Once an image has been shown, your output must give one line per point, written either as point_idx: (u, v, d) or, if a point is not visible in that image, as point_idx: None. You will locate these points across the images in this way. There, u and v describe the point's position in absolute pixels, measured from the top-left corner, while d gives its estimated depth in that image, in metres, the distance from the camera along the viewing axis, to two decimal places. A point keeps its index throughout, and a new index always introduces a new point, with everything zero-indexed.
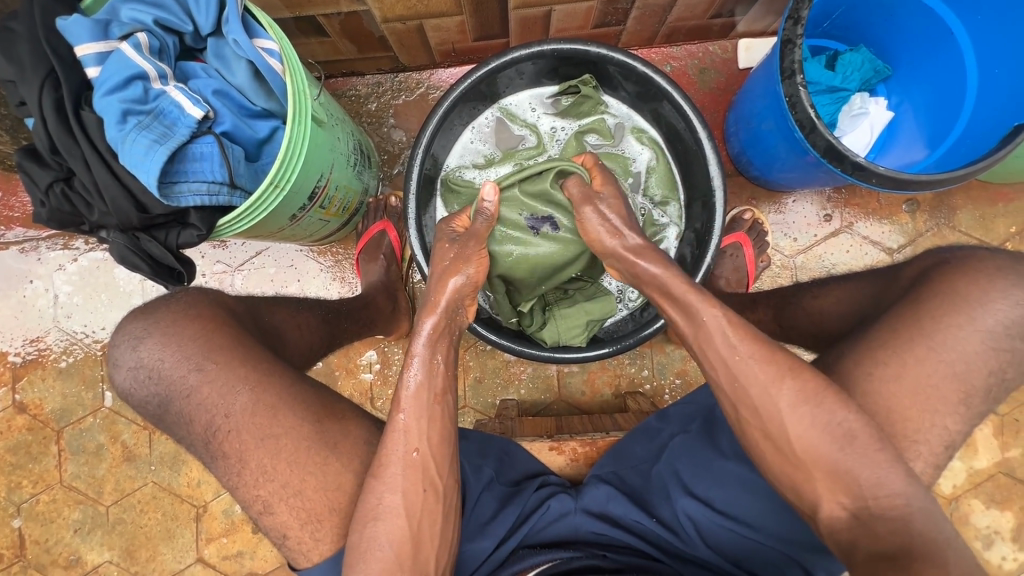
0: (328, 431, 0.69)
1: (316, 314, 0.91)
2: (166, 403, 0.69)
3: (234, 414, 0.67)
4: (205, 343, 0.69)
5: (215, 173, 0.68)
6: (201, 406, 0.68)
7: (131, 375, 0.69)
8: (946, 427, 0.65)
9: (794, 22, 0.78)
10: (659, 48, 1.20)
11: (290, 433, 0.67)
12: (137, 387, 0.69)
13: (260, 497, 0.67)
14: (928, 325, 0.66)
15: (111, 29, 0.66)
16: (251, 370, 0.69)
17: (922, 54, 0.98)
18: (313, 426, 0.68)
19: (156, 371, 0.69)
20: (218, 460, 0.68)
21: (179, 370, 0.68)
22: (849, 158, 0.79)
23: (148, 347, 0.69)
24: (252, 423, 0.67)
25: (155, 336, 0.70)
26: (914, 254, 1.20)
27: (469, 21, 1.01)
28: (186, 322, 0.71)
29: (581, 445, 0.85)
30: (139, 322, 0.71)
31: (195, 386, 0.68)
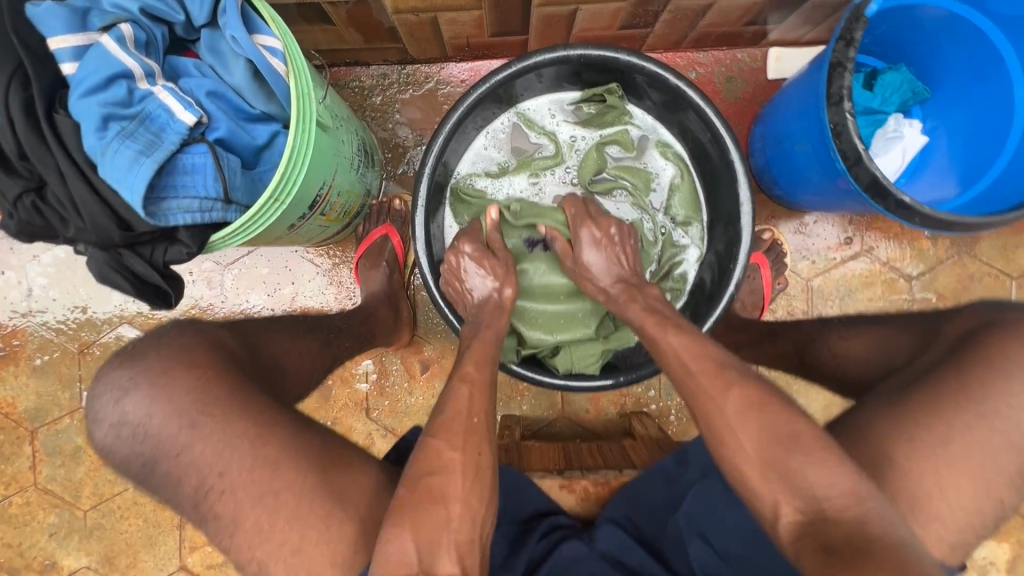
0: (332, 481, 0.63)
1: (319, 339, 0.84)
2: (150, 462, 0.63)
3: (229, 474, 0.62)
4: (198, 398, 0.63)
5: (208, 188, 0.60)
6: (193, 463, 0.62)
7: (113, 432, 0.64)
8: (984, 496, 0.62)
9: (846, 44, 0.72)
10: (685, 52, 1.13)
11: (292, 487, 0.62)
12: (120, 446, 0.64)
13: (255, 557, 0.62)
14: (974, 392, 0.64)
15: (91, 19, 0.58)
16: (248, 426, 0.63)
17: (966, 81, 0.93)
18: (317, 477, 0.63)
19: (141, 430, 0.63)
20: (209, 521, 0.63)
21: (168, 428, 0.63)
22: (894, 195, 0.74)
23: (133, 403, 0.64)
24: (248, 481, 0.62)
25: (142, 390, 0.64)
26: (933, 282, 1.17)
27: (488, 16, 0.93)
28: (175, 372, 0.64)
29: (593, 485, 0.82)
30: (124, 371, 0.65)
31: (186, 444, 0.62)
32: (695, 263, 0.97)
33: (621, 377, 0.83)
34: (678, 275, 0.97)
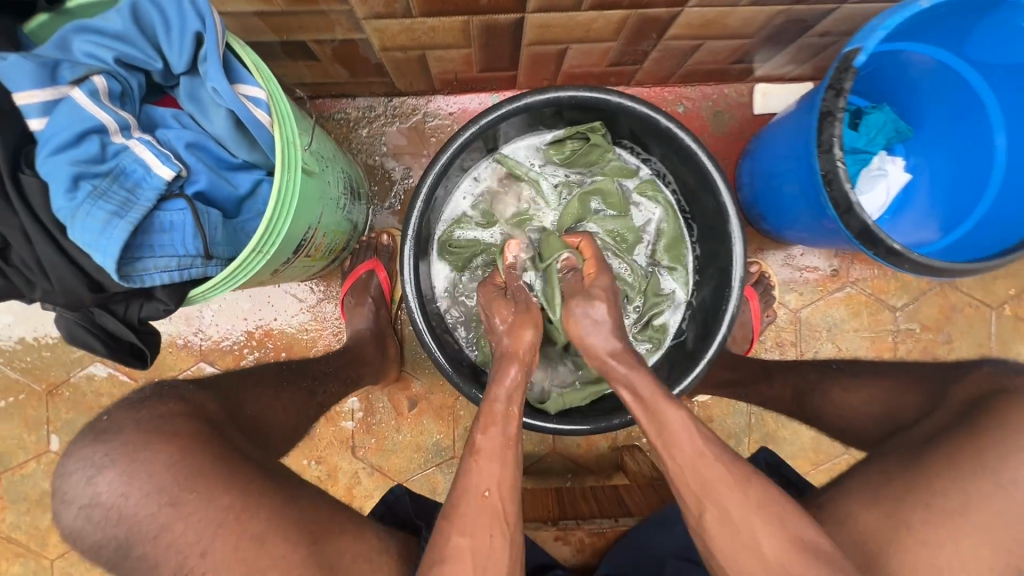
0: (323, 552, 0.57)
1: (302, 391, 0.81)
2: (124, 547, 0.57)
3: (211, 555, 0.55)
4: (179, 472, 0.58)
5: (187, 246, 0.58)
6: (173, 546, 0.56)
7: (84, 515, 0.58)
8: None
9: (836, 93, 0.73)
10: (673, 87, 1.13)
11: None
12: (91, 530, 0.58)
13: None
14: (990, 455, 0.56)
15: (61, 71, 0.55)
16: (235, 498, 0.57)
17: (947, 121, 0.95)
18: (308, 550, 0.56)
19: (116, 511, 0.57)
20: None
21: (145, 508, 0.57)
22: (885, 243, 0.74)
23: (108, 481, 0.57)
24: (234, 562, 0.55)
25: (118, 466, 0.58)
26: (916, 312, 1.19)
27: (477, 53, 0.91)
28: (155, 443, 0.59)
29: (589, 536, 0.78)
30: (98, 446, 0.60)
31: (166, 524, 0.56)
32: (677, 312, 0.98)
33: (603, 423, 0.82)
34: (659, 324, 0.98)
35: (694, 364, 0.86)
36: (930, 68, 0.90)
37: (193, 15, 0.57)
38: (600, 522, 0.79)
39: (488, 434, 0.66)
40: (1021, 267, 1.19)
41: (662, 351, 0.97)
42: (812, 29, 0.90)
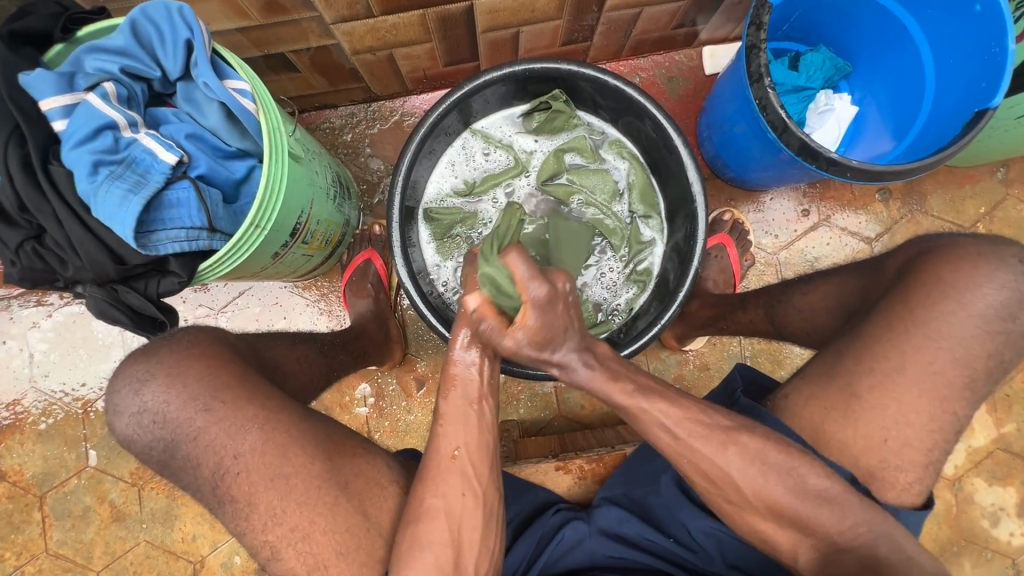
0: (340, 469, 0.66)
1: (313, 347, 0.91)
2: (172, 447, 0.66)
3: (243, 455, 0.64)
4: (211, 382, 0.66)
5: (193, 219, 0.66)
6: (210, 447, 0.64)
7: (134, 421, 0.66)
8: (940, 421, 0.68)
9: (756, 28, 0.81)
10: (626, 60, 1.22)
11: (300, 473, 0.65)
12: (142, 434, 0.66)
13: (268, 542, 0.64)
14: (921, 315, 0.69)
15: (76, 81, 0.65)
16: (259, 409, 0.66)
17: (879, 50, 1.02)
18: (326, 464, 0.66)
19: (161, 416, 0.66)
20: (226, 505, 0.65)
21: (184, 412, 0.65)
22: (823, 154, 0.81)
23: (152, 391, 0.66)
24: (261, 464, 0.64)
25: (159, 378, 0.66)
26: (891, 242, 1.23)
27: (439, 46, 1.01)
28: (186, 362, 0.67)
29: (587, 463, 0.85)
30: (139, 364, 0.68)
31: (202, 427, 0.65)
32: (659, 257, 1.04)
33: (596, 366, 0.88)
34: (643, 268, 1.04)
35: (672, 299, 0.92)
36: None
37: (182, 24, 0.67)
38: (597, 452, 0.88)
39: (449, 398, 0.67)
40: (986, 185, 1.23)
41: (647, 294, 1.03)
42: None
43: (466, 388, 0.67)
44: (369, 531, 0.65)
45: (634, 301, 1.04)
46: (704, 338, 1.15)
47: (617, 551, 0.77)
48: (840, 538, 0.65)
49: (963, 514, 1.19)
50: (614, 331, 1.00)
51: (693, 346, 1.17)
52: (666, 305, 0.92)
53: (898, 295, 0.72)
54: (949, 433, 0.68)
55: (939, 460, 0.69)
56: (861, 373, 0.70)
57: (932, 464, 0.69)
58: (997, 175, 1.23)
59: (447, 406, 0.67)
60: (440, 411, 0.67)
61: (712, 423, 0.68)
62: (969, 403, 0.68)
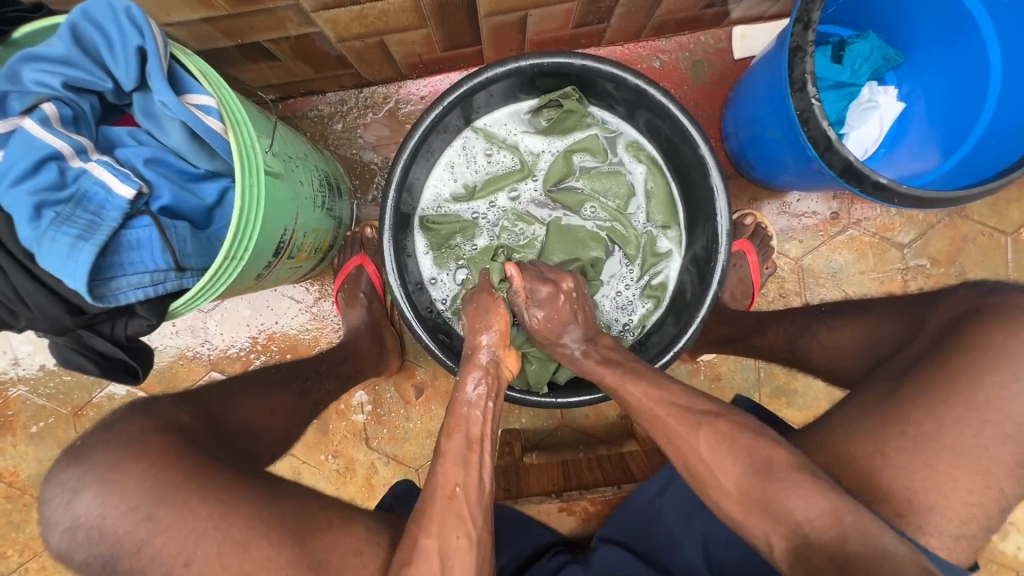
0: (312, 550, 0.58)
1: (292, 390, 0.81)
2: (111, 564, 0.57)
3: (195, 561, 0.56)
4: (151, 486, 0.57)
5: (157, 261, 0.59)
6: (157, 557, 0.56)
7: (66, 536, 0.58)
8: (974, 495, 0.62)
9: (803, 27, 0.69)
10: (646, 41, 1.09)
11: (264, 567, 0.57)
12: (75, 550, 0.58)
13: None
14: (966, 385, 0.62)
15: (11, 103, 0.57)
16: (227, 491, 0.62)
17: (937, 39, 0.89)
18: (293, 550, 0.58)
19: (96, 530, 0.57)
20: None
21: (123, 524, 0.57)
22: (870, 178, 0.71)
23: (85, 503, 0.57)
24: (219, 566, 0.56)
25: (95, 487, 0.58)
26: (924, 248, 1.14)
27: (436, 32, 0.90)
28: (127, 463, 0.58)
29: (592, 505, 0.81)
30: (73, 469, 0.59)
31: (145, 539, 0.56)
32: (676, 270, 0.96)
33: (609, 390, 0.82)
34: (658, 282, 0.96)
35: (690, 320, 0.84)
36: None
37: (131, 29, 0.57)
38: (603, 491, 0.83)
39: (451, 438, 0.66)
40: None
41: (662, 310, 0.96)
42: None
43: (469, 427, 0.67)
44: None
45: (647, 317, 0.97)
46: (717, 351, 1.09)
47: None
48: None
49: None
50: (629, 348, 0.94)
51: (706, 357, 1.11)
52: (682, 328, 0.85)
53: (942, 353, 0.65)
54: (992, 508, 0.62)
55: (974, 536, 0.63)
56: (888, 433, 0.64)
57: (969, 535, 0.63)
58: None
59: (448, 445, 0.66)
60: (440, 453, 0.66)
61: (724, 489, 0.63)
62: (1017, 480, 0.62)
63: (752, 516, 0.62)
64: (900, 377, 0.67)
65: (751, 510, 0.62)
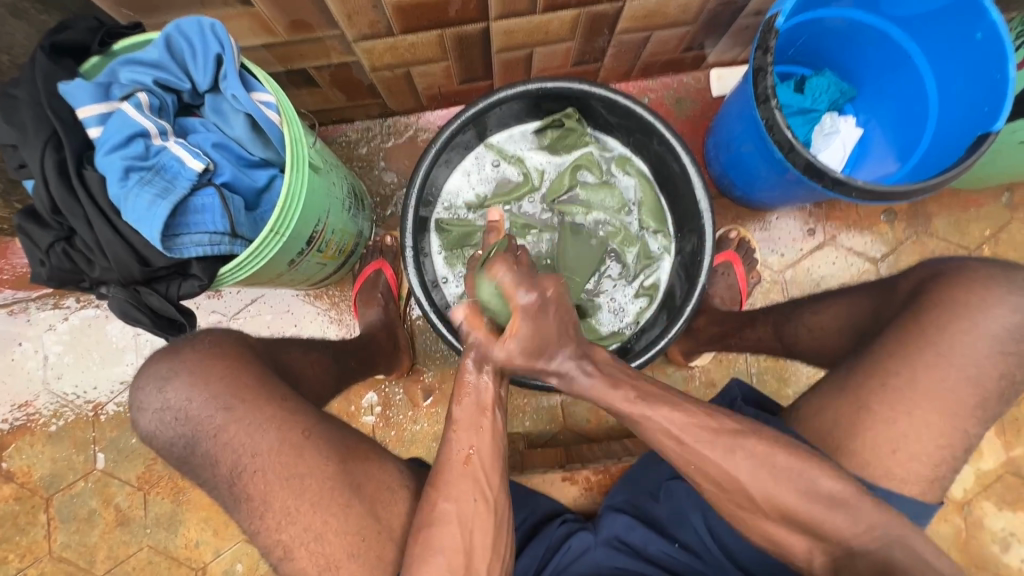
0: (353, 471, 0.67)
1: (328, 353, 0.94)
2: (192, 444, 0.67)
3: (261, 454, 0.66)
4: (231, 382, 0.68)
5: (217, 224, 0.69)
6: (228, 446, 0.66)
7: (157, 416, 0.68)
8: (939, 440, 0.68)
9: (763, 52, 0.84)
10: (635, 82, 1.25)
11: (314, 474, 0.66)
12: (163, 429, 0.68)
13: (281, 542, 0.65)
14: (933, 333, 0.71)
15: (112, 90, 0.69)
16: (276, 409, 0.68)
17: (884, 74, 1.04)
18: (338, 466, 0.67)
19: (183, 413, 0.67)
20: (241, 504, 0.66)
21: (206, 409, 0.67)
22: (828, 174, 0.83)
23: (175, 389, 0.68)
24: (277, 463, 0.65)
25: (183, 377, 0.68)
26: (896, 263, 1.24)
27: (455, 65, 1.05)
28: (211, 362, 0.69)
29: (594, 474, 0.86)
30: (163, 363, 0.70)
31: (222, 426, 0.66)
32: (668, 272, 1.05)
33: None
34: (651, 283, 1.06)
35: (679, 314, 0.93)
36: (847, 26, 1.00)
37: (214, 40, 0.70)
38: (604, 464, 0.89)
39: (462, 404, 0.68)
40: (990, 209, 1.24)
41: (655, 307, 1.05)
42: (745, 11, 1.02)
43: (479, 394, 0.68)
44: (380, 534, 0.66)
45: (642, 313, 1.06)
46: (711, 354, 1.15)
47: (620, 561, 0.76)
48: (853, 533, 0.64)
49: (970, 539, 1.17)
50: (626, 340, 1.03)
51: (700, 363, 1.18)
52: (674, 319, 0.93)
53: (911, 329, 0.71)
54: (959, 446, 0.69)
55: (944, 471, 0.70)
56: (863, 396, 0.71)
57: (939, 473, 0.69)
58: (1002, 199, 1.24)
59: (459, 413, 0.68)
60: (452, 419, 0.68)
61: (716, 431, 0.68)
62: (978, 421, 0.70)
63: (748, 459, 0.67)
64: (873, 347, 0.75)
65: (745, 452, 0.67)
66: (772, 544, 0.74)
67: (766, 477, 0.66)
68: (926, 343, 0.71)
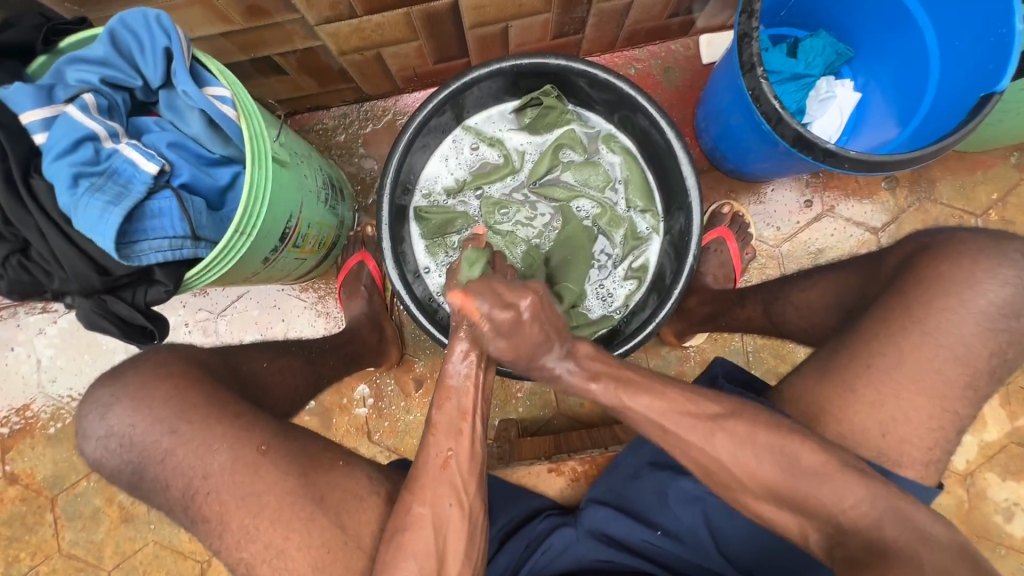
0: (314, 485, 0.69)
1: (298, 357, 0.94)
2: (139, 470, 0.70)
3: (213, 475, 0.68)
4: (177, 405, 0.70)
5: (176, 228, 0.67)
6: (177, 469, 0.69)
7: (102, 444, 0.71)
8: (929, 425, 0.66)
9: (748, 16, 0.78)
10: (621, 52, 1.19)
11: (272, 489, 0.68)
12: (109, 457, 0.71)
13: (242, 560, 0.67)
14: (918, 312, 0.67)
15: (56, 92, 0.66)
16: (227, 429, 0.70)
17: (883, 32, 0.98)
18: (298, 481, 0.69)
19: (127, 440, 0.70)
20: (199, 523, 0.69)
21: (150, 435, 0.70)
22: (819, 145, 0.79)
23: (117, 415, 0.71)
24: (232, 482, 0.68)
25: (124, 402, 0.71)
26: (898, 231, 1.19)
27: (427, 44, 1.00)
28: (154, 385, 0.72)
29: (580, 464, 0.85)
30: (106, 389, 0.73)
31: (168, 450, 0.69)
32: (656, 252, 1.02)
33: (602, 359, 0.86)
34: (639, 265, 1.02)
35: (668, 296, 0.89)
36: None
37: (160, 32, 0.66)
38: (591, 453, 0.87)
39: (442, 409, 0.67)
40: (998, 170, 1.19)
41: (643, 290, 1.01)
42: None
43: (460, 399, 0.67)
44: (346, 543, 0.67)
45: (631, 296, 1.02)
46: (704, 334, 1.13)
47: (605, 554, 0.76)
48: (839, 521, 0.63)
49: (972, 510, 1.16)
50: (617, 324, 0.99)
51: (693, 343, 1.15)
52: (662, 301, 0.90)
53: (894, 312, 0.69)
54: (950, 432, 0.67)
55: (938, 458, 0.67)
56: (848, 377, 0.69)
57: (932, 459, 0.67)
58: (1010, 160, 1.18)
59: (438, 416, 0.67)
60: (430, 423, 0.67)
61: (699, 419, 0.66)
62: (968, 400, 0.67)
63: (731, 445, 0.65)
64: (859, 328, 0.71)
65: (731, 441, 0.65)
66: (761, 534, 0.72)
67: (751, 466, 0.65)
68: (916, 320, 0.67)
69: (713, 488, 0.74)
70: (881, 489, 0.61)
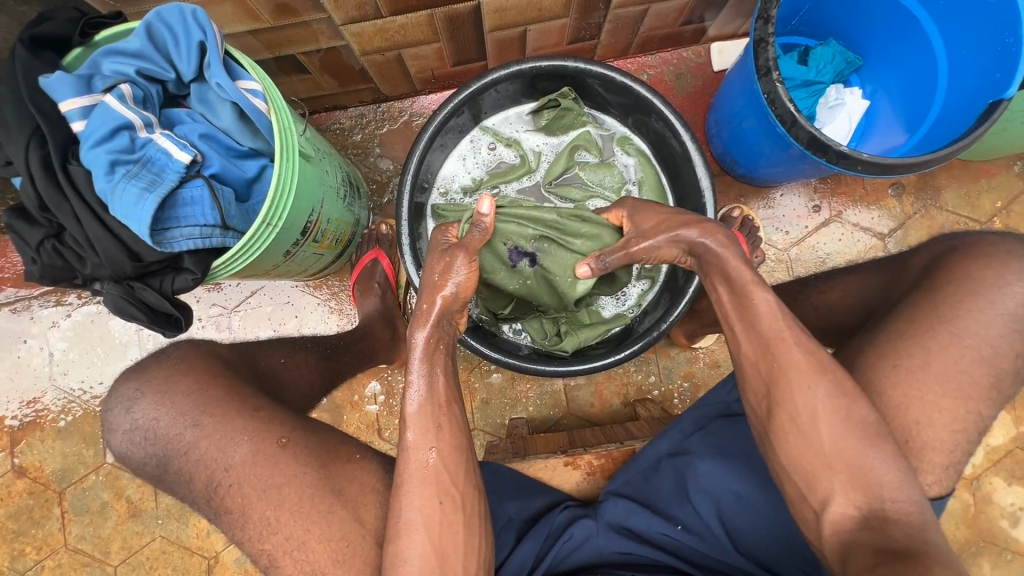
0: (332, 477, 0.70)
1: (314, 353, 0.95)
2: (164, 462, 0.71)
3: (233, 467, 0.69)
4: (200, 399, 0.71)
5: (207, 217, 0.68)
6: (201, 460, 0.69)
7: (127, 437, 0.72)
8: (949, 425, 0.67)
9: (764, 22, 0.80)
10: (634, 58, 1.22)
11: (292, 482, 0.68)
12: (135, 449, 0.72)
13: (264, 551, 0.68)
14: (947, 311, 0.69)
15: (94, 82, 0.67)
16: (248, 421, 0.70)
17: (890, 42, 1.01)
18: (317, 472, 0.69)
19: (152, 433, 0.71)
20: (222, 515, 0.69)
21: (174, 428, 0.70)
22: (833, 147, 0.81)
23: (142, 409, 0.72)
24: (253, 475, 0.68)
25: (149, 397, 0.72)
26: (905, 237, 1.21)
27: (447, 46, 1.02)
28: (176, 378, 0.73)
29: (596, 458, 0.86)
30: (131, 383, 0.74)
31: (191, 442, 0.70)
32: None
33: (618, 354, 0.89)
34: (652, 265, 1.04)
35: (681, 295, 0.90)
36: None
37: (196, 27, 0.68)
38: (607, 447, 0.88)
39: (414, 405, 0.67)
40: (1002, 179, 1.21)
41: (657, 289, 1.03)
42: None
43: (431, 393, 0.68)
44: (364, 537, 0.67)
45: (643, 295, 1.04)
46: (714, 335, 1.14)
47: (627, 547, 0.76)
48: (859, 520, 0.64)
49: (978, 514, 1.17)
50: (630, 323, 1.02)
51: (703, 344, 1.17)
52: (676, 299, 0.91)
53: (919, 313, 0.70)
54: (972, 433, 0.68)
55: (960, 460, 0.68)
56: (870, 376, 0.70)
57: (954, 462, 0.68)
58: (1014, 169, 1.21)
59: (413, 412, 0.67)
60: (406, 421, 0.67)
61: None
62: (991, 401, 0.68)
63: None
64: (881, 329, 0.73)
65: None
66: (778, 531, 0.73)
67: None
68: (935, 321, 0.69)
69: (732, 487, 0.76)
70: (901, 486, 0.62)
